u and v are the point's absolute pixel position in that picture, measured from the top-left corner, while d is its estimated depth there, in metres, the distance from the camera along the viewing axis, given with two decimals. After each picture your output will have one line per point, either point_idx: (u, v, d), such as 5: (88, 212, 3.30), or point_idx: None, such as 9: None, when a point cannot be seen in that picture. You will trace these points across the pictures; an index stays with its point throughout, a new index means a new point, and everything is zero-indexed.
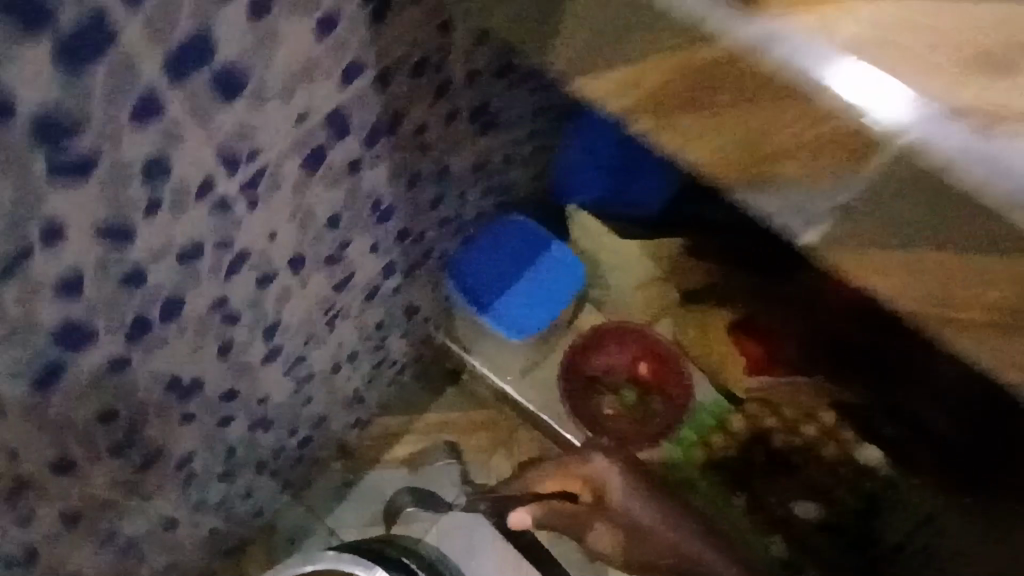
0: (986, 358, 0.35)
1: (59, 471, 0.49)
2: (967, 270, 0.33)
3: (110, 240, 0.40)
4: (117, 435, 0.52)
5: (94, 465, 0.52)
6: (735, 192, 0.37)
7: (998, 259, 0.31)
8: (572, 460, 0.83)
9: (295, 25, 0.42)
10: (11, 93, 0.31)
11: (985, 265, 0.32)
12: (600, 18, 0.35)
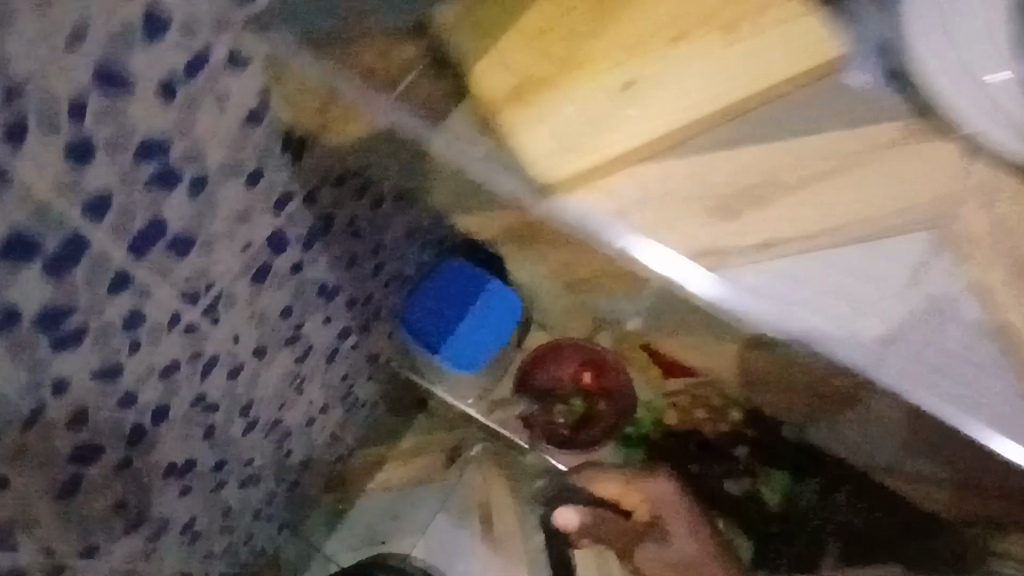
0: (780, 385, 0.49)
1: (88, 553, 0.61)
2: (749, 353, 0.45)
3: (103, 377, 0.52)
4: (131, 516, 0.64)
5: (116, 543, 0.64)
6: (590, 284, 0.50)
7: (767, 352, 0.43)
8: (637, 477, 0.90)
9: (227, 187, 0.53)
10: (18, 304, 0.42)
11: (758, 352, 0.44)
12: (456, 183, 0.46)
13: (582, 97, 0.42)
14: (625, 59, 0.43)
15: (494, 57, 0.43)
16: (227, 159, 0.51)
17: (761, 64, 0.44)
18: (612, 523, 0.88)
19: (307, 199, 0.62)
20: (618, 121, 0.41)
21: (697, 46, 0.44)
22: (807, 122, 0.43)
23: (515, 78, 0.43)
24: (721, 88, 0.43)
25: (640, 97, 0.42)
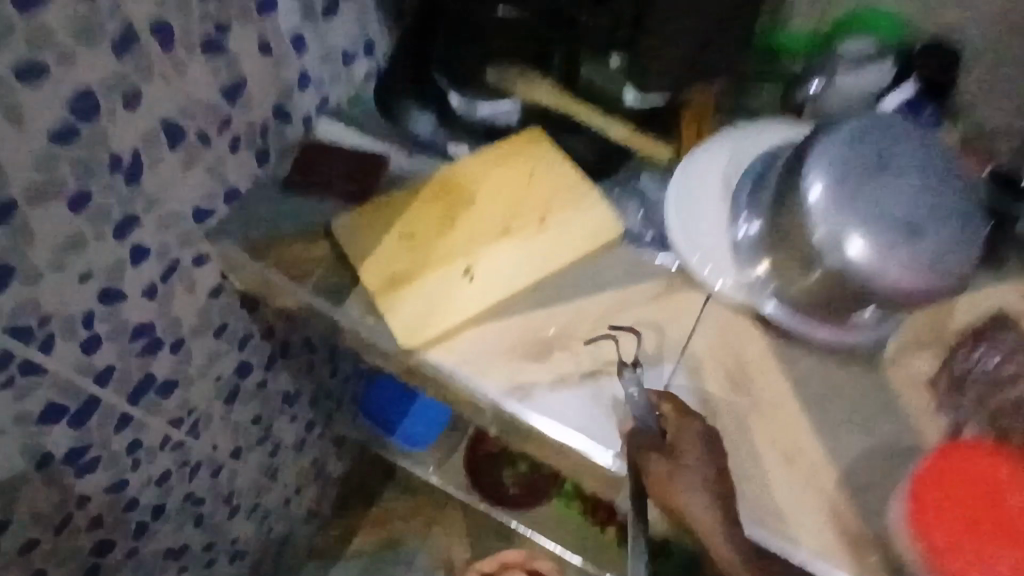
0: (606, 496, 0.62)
1: None
2: (567, 462, 0.60)
3: (113, 490, 0.71)
4: None
5: None
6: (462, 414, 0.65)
7: (573, 460, 0.59)
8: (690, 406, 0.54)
9: (200, 341, 0.72)
10: (54, 452, 0.62)
11: (570, 461, 0.59)
12: (357, 340, 0.64)
13: (435, 282, 0.62)
14: (465, 250, 0.63)
15: (375, 257, 0.63)
16: (199, 323, 0.70)
17: (561, 245, 0.63)
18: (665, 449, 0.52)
19: (264, 334, 0.80)
20: (460, 297, 0.61)
21: (516, 236, 0.64)
22: (596, 287, 0.62)
23: (390, 269, 0.62)
24: (532, 265, 0.62)
25: (476, 277, 0.62)
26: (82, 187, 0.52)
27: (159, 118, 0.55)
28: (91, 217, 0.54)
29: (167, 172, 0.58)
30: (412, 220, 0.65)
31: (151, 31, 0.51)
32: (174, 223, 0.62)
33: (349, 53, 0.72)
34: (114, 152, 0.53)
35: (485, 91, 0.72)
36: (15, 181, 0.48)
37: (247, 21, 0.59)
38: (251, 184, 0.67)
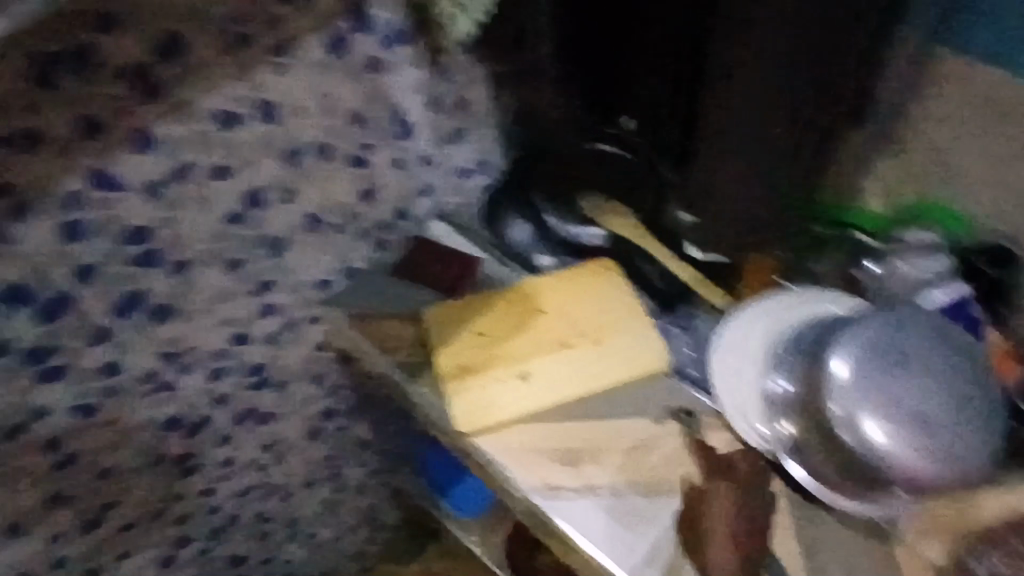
0: None
1: None
2: (578, 565, 0.66)
3: (202, 494, 0.86)
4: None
5: None
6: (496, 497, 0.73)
7: (583, 565, 0.65)
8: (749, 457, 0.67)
9: (298, 386, 0.87)
10: (167, 451, 0.78)
11: (580, 565, 0.65)
12: (420, 412, 0.74)
13: (496, 379, 0.72)
14: (528, 358, 0.73)
15: (451, 347, 0.74)
16: (300, 371, 0.85)
17: (609, 369, 0.72)
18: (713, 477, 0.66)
19: (352, 388, 0.93)
20: (515, 396, 0.71)
21: (572, 352, 0.73)
22: (636, 410, 0.70)
23: (464, 357, 0.73)
24: (582, 383, 0.71)
25: (532, 382, 0.71)
26: (237, 256, 0.69)
27: (304, 209, 0.72)
28: (238, 278, 0.71)
29: (300, 251, 0.75)
30: (489, 322, 0.75)
31: (312, 147, 0.69)
32: (299, 289, 0.78)
33: (470, 171, 0.87)
34: (265, 232, 0.70)
35: (577, 219, 0.84)
36: (192, 246, 0.65)
37: (384, 142, 0.76)
38: (367, 266, 0.83)
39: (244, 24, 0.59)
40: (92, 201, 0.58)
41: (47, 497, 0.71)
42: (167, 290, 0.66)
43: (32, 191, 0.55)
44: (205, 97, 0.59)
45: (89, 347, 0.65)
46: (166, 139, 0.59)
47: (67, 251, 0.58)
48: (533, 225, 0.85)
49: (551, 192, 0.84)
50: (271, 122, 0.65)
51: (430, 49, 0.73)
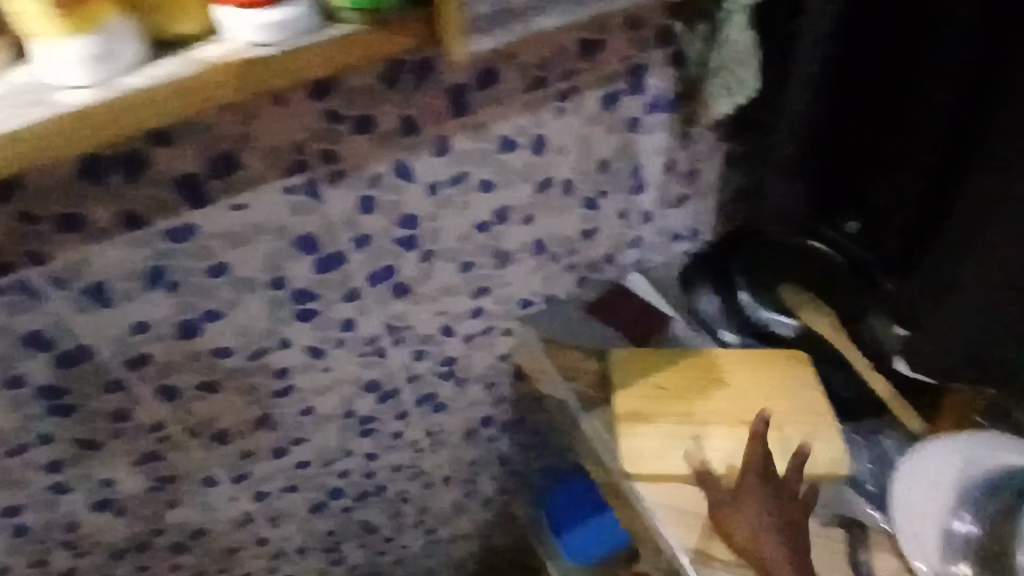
0: None
1: (302, 551, 1.02)
2: None
3: (365, 456, 0.95)
4: (330, 543, 1.04)
5: (316, 553, 1.04)
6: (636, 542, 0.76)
7: None
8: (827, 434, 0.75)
9: (471, 385, 0.95)
10: (357, 410, 0.87)
11: None
12: (584, 444, 0.79)
13: (667, 435, 0.75)
14: (702, 423, 0.75)
15: (629, 392, 0.78)
16: (479, 371, 0.93)
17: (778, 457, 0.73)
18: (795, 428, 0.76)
19: (512, 402, 1.02)
20: (682, 456, 0.73)
21: (748, 430, 0.75)
22: None
23: (636, 406, 0.77)
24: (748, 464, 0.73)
25: (702, 447, 0.74)
26: (472, 260, 0.78)
27: (536, 233, 0.80)
28: (466, 278, 0.80)
29: (519, 268, 0.83)
30: (669, 381, 0.79)
31: (561, 182, 0.77)
32: (506, 301, 0.86)
33: (677, 236, 0.92)
34: (499, 246, 0.79)
35: (773, 304, 0.87)
36: (444, 241, 0.74)
37: (619, 192, 0.83)
38: (566, 297, 0.90)
39: (546, 70, 0.67)
40: (387, 186, 0.66)
41: (253, 420, 0.79)
42: (414, 272, 0.75)
43: (351, 167, 0.63)
44: (498, 122, 0.68)
45: (339, 304, 0.73)
46: (459, 151, 0.67)
47: (356, 220, 0.67)
48: (721, 298, 0.88)
49: (747, 272, 0.87)
50: (538, 156, 0.73)
51: (683, 119, 0.80)
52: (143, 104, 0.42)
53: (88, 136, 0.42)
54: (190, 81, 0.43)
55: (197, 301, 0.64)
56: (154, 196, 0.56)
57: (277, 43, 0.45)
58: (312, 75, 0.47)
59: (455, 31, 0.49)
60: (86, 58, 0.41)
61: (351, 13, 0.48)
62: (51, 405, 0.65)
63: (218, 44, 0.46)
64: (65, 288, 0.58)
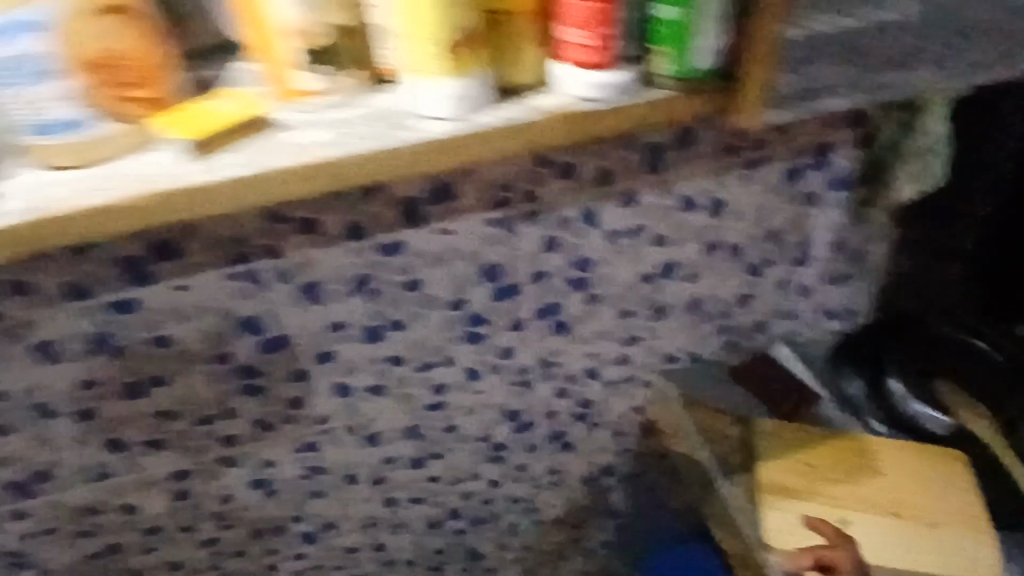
0: None
1: (408, 567, 1.04)
2: None
3: (488, 483, 0.97)
4: (435, 564, 1.06)
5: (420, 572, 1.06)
6: None
7: None
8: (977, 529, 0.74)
9: (601, 430, 0.96)
10: (492, 436, 0.90)
11: None
12: (721, 512, 0.78)
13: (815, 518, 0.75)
14: (850, 508, 0.75)
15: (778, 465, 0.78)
16: (611, 419, 0.94)
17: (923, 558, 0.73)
18: (942, 512, 0.75)
19: (634, 456, 1.02)
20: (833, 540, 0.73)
21: (899, 522, 0.74)
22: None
23: (784, 483, 0.76)
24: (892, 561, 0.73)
25: (849, 532, 0.73)
26: (632, 308, 0.80)
27: (696, 292, 0.81)
28: (622, 324, 0.82)
29: (674, 325, 0.84)
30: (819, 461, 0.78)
31: (731, 246, 0.78)
32: (653, 354, 0.87)
33: (831, 313, 0.91)
34: (659, 299, 0.81)
35: (927, 398, 0.82)
36: (611, 287, 0.77)
37: (784, 264, 0.83)
38: (710, 358, 0.90)
39: (738, 139, 0.70)
40: (574, 229, 0.70)
41: (403, 428, 0.84)
42: (577, 312, 0.78)
43: (547, 207, 0.67)
44: (686, 182, 0.71)
45: (504, 332, 0.77)
46: (644, 204, 0.71)
47: (540, 257, 0.71)
48: (869, 385, 0.85)
49: (902, 362, 0.82)
50: (715, 218, 0.75)
51: (861, 201, 0.79)
52: (497, 138, 0.52)
53: (445, 160, 0.52)
54: (519, 125, 0.52)
55: (388, 310, 0.70)
56: (378, 211, 0.63)
57: (606, 99, 0.53)
58: (625, 128, 0.54)
59: (751, 100, 0.53)
60: (457, 95, 0.51)
61: (665, 79, 0.54)
62: (244, 384, 0.72)
63: (546, 95, 0.54)
64: (286, 282, 0.64)
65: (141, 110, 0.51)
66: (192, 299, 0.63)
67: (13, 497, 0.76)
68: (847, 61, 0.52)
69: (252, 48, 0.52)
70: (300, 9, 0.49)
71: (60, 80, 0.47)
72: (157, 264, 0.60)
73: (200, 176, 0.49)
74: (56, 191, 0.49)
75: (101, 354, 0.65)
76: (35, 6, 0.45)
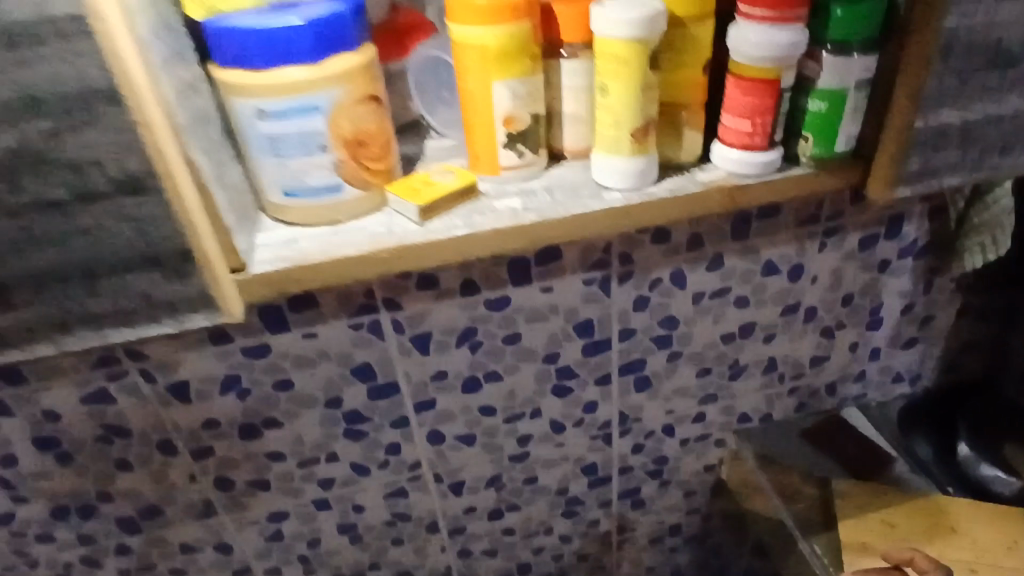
0: None
1: None
2: None
3: (560, 538, 0.98)
4: None
5: None
6: None
7: None
8: None
9: (674, 489, 0.97)
10: (569, 490, 0.92)
11: None
12: (800, 562, 0.83)
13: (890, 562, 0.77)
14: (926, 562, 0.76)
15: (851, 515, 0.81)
16: (685, 478, 0.96)
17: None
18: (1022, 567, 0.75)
19: (702, 518, 1.02)
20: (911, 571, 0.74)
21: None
22: None
23: (858, 538, 0.79)
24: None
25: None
26: (711, 367, 0.84)
27: (771, 352, 0.85)
28: (700, 382, 0.85)
29: (749, 384, 0.87)
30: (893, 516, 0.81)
31: (806, 309, 0.82)
32: (728, 413, 0.90)
33: (902, 379, 0.93)
34: (737, 358, 0.84)
35: (995, 460, 0.81)
36: (692, 345, 0.81)
37: (857, 328, 0.86)
38: (782, 418, 0.92)
39: (817, 209, 0.74)
40: (662, 290, 0.75)
41: (486, 478, 0.87)
42: (658, 368, 0.82)
43: (640, 268, 0.72)
44: (768, 248, 0.75)
45: (589, 386, 0.81)
46: (728, 268, 0.75)
47: (628, 315, 0.76)
48: (940, 448, 0.87)
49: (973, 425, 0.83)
50: (793, 282, 0.79)
51: (930, 268, 0.83)
52: (662, 207, 0.52)
53: (610, 225, 0.51)
54: (682, 195, 0.53)
55: (487, 361, 0.75)
56: (490, 269, 0.68)
57: (753, 174, 0.54)
58: (765, 200, 0.55)
59: (884, 179, 0.54)
60: (631, 170, 0.51)
61: (803, 158, 0.55)
62: (349, 428, 0.76)
63: (702, 167, 0.55)
64: (401, 333, 0.70)
65: (380, 177, 0.51)
66: (317, 346, 0.69)
67: (120, 534, 0.78)
68: (961, 146, 0.53)
69: (473, 124, 0.50)
70: (520, 93, 0.49)
71: (328, 154, 0.47)
72: (292, 314, 0.66)
73: (431, 237, 0.49)
74: (307, 246, 0.49)
75: (230, 395, 0.70)
76: (324, 90, 0.45)
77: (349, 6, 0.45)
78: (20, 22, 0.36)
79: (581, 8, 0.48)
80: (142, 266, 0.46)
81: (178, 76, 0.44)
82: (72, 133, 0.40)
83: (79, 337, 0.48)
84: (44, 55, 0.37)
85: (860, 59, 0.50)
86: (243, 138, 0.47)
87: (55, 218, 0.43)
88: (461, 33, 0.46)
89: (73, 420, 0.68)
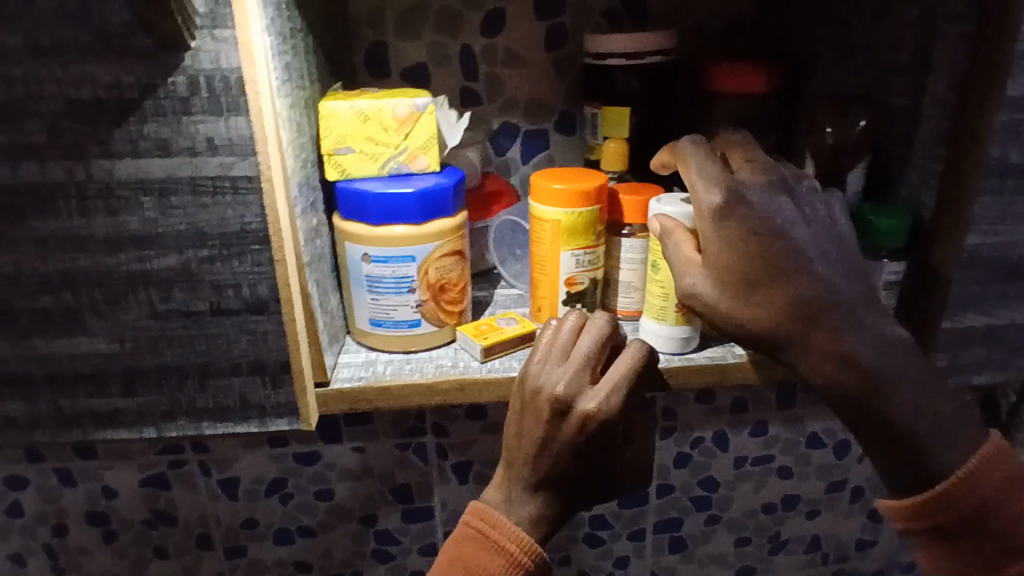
0: None
1: None
2: None
3: None
4: None
5: None
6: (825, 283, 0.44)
7: None
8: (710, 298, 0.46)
9: None
10: None
11: None
12: None
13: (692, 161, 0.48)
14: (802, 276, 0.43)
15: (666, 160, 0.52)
16: None
17: (833, 264, 0.44)
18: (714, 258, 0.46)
19: None
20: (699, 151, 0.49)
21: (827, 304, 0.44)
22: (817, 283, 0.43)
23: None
24: (833, 262, 0.44)
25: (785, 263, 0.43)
26: (750, 536, 0.82)
27: (814, 529, 0.82)
28: (737, 551, 0.82)
29: (790, 561, 0.84)
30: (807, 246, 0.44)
31: (852, 487, 0.81)
32: None
33: None
34: (777, 531, 0.82)
35: None
36: (732, 509, 0.80)
37: None
38: None
39: None
40: (703, 448, 0.76)
41: None
42: (694, 530, 0.80)
43: (683, 424, 0.75)
44: (812, 419, 0.77)
45: (623, 538, 0.80)
46: (772, 435, 0.77)
47: (667, 470, 0.77)
48: None
49: None
50: (837, 459, 0.79)
51: None
52: (697, 371, 0.54)
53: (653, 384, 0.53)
54: (721, 364, 0.54)
55: None
56: None
57: None
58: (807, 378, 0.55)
59: None
60: (671, 334, 0.54)
61: None
62: (377, 548, 0.76)
63: None
64: (444, 458, 0.73)
65: (453, 316, 0.55)
66: (364, 461, 0.72)
67: None
68: (995, 346, 0.55)
69: (540, 281, 0.56)
70: (583, 261, 0.54)
71: (414, 294, 0.52)
72: (347, 427, 0.71)
73: (488, 375, 0.52)
74: (381, 370, 0.53)
75: (273, 497, 0.73)
76: (419, 244, 0.51)
77: (452, 179, 0.52)
78: (210, 174, 0.44)
79: (639, 199, 0.54)
80: (248, 373, 0.49)
81: (308, 222, 0.50)
82: (224, 260, 0.46)
83: (179, 427, 0.51)
84: (222, 201, 0.44)
85: (890, 263, 0.54)
86: (347, 273, 0.53)
87: (188, 323, 0.48)
88: (538, 208, 0.53)
89: (127, 499, 0.72)
